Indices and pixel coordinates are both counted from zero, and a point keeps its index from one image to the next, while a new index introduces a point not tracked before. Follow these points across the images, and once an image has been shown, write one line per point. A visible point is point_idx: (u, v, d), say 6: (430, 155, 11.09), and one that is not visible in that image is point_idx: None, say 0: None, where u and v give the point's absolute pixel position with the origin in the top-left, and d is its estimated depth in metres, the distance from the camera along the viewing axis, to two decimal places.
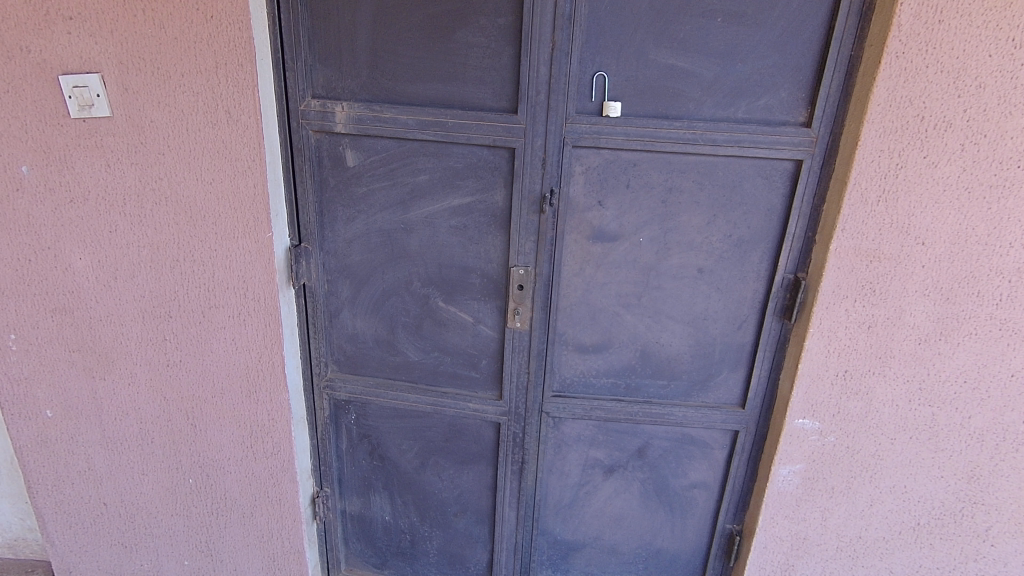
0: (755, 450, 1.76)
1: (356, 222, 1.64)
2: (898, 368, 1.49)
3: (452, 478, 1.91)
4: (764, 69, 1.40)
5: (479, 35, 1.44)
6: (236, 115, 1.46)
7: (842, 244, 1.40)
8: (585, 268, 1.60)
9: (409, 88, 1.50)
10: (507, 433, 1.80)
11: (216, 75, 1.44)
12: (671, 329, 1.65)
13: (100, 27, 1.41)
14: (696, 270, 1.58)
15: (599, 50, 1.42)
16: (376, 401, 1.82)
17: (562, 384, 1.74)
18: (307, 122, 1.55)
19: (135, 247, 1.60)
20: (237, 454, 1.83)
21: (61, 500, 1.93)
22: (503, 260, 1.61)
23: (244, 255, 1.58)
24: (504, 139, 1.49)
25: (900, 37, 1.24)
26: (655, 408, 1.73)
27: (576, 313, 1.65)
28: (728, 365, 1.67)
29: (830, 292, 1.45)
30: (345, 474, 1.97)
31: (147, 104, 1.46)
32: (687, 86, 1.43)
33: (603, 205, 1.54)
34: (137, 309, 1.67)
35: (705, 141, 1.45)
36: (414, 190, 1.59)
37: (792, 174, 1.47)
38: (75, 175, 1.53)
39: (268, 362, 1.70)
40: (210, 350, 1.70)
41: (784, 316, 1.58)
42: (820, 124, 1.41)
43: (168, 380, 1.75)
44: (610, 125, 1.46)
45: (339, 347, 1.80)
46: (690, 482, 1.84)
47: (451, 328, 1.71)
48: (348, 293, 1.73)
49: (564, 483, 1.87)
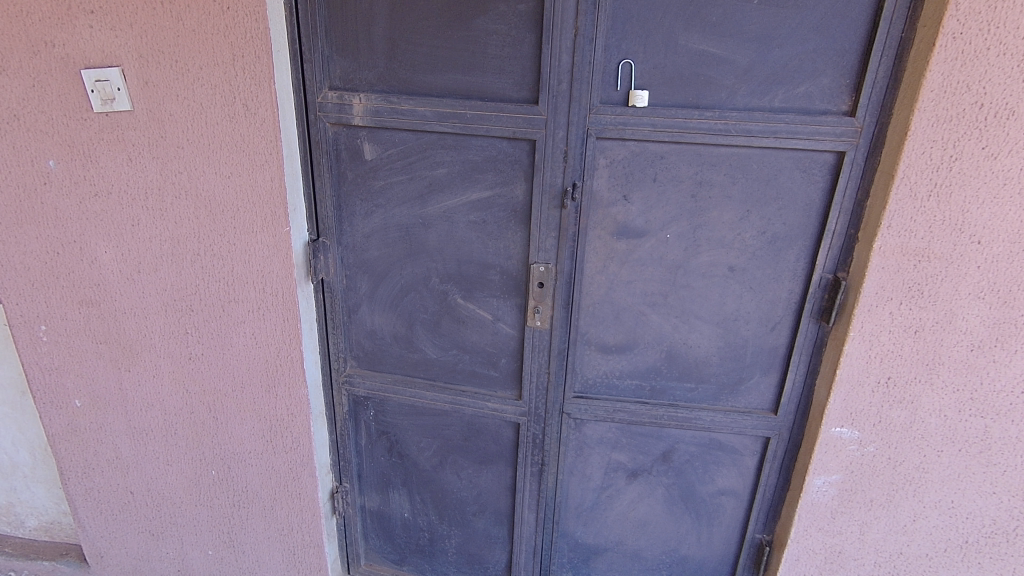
0: (788, 457, 1.67)
1: (374, 216, 1.61)
2: (947, 376, 1.40)
3: (471, 478, 1.87)
4: (803, 54, 1.30)
5: (499, 23, 1.38)
6: (253, 108, 1.44)
7: (886, 243, 1.31)
8: (608, 266, 1.53)
9: (427, 79, 1.46)
10: (527, 434, 1.75)
11: (233, 67, 1.42)
12: (699, 330, 1.57)
13: (120, 20, 1.41)
14: (727, 269, 1.50)
15: (626, 36, 1.34)
16: (394, 399, 1.79)
17: (584, 385, 1.68)
18: (324, 114, 1.52)
19: (157, 241, 1.60)
20: (258, 447, 1.84)
21: (91, 487, 1.97)
22: (524, 258, 1.56)
23: (262, 249, 1.57)
24: (525, 131, 1.43)
25: (957, 16, 1.13)
26: (681, 412, 1.66)
27: (600, 312, 1.59)
28: (760, 369, 1.59)
29: (873, 293, 1.36)
30: (364, 470, 1.96)
31: (166, 97, 1.46)
32: (720, 74, 1.34)
33: (628, 200, 1.47)
34: (160, 303, 1.68)
35: (738, 132, 1.36)
36: (432, 184, 1.55)
37: (833, 167, 1.37)
38: (98, 170, 1.54)
39: (287, 357, 1.70)
40: (230, 344, 1.70)
41: (822, 318, 1.48)
42: (866, 113, 1.30)
43: (191, 372, 1.76)
44: (636, 115, 1.38)
45: (358, 343, 1.78)
46: (718, 489, 1.77)
47: (469, 326, 1.67)
48: (366, 289, 1.70)
49: (585, 486, 1.82)
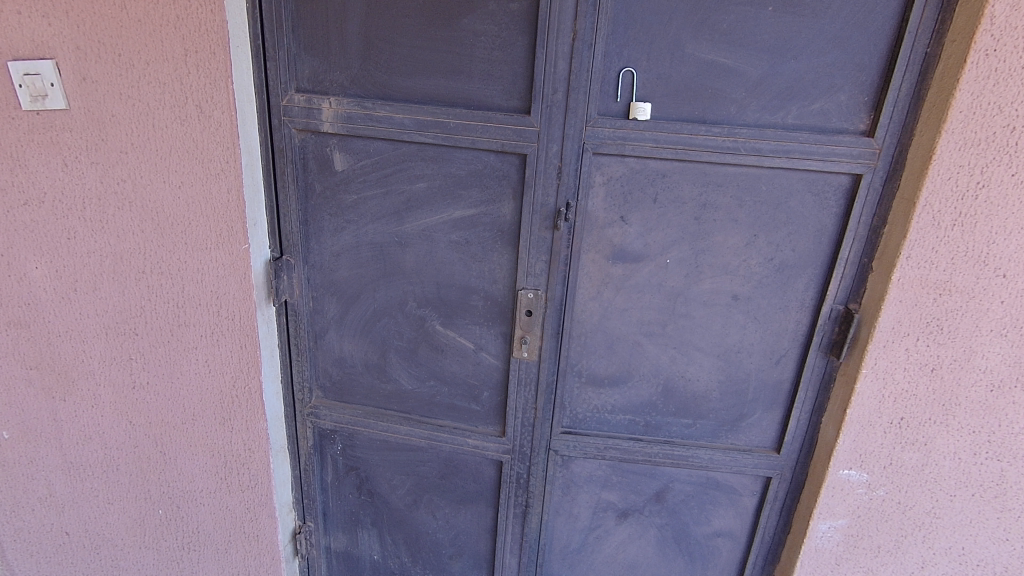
0: (791, 497, 1.56)
1: (345, 233, 1.45)
2: (964, 418, 1.30)
3: (447, 518, 1.71)
4: (820, 68, 1.19)
5: (488, 23, 1.25)
6: (208, 110, 1.28)
7: (905, 274, 1.21)
8: (602, 292, 1.40)
9: (406, 83, 1.31)
10: (510, 473, 1.60)
11: (185, 64, 1.26)
12: (698, 363, 1.45)
13: (54, 6, 1.24)
14: (730, 298, 1.38)
15: (628, 42, 1.22)
16: (364, 432, 1.63)
17: (573, 420, 1.54)
18: (290, 119, 1.36)
19: (96, 256, 1.42)
20: (210, 486, 1.65)
21: (21, 527, 1.75)
22: (511, 282, 1.42)
23: (217, 268, 1.41)
24: (514, 144, 1.30)
25: (992, 32, 1.04)
26: (678, 450, 1.53)
27: (592, 342, 1.46)
28: (762, 405, 1.47)
29: (889, 327, 1.25)
30: (329, 508, 1.78)
31: (107, 96, 1.28)
32: (730, 86, 1.22)
33: (626, 221, 1.34)
34: (100, 326, 1.49)
35: (748, 150, 1.24)
36: (410, 199, 1.40)
37: (848, 191, 1.26)
38: (28, 175, 1.36)
39: (244, 388, 1.53)
40: (180, 372, 1.53)
41: (831, 352, 1.38)
42: (885, 134, 1.20)
43: (135, 403, 1.57)
44: (637, 129, 1.26)
45: (325, 371, 1.61)
46: (713, 531, 1.64)
47: (449, 355, 1.52)
48: (334, 313, 1.53)
49: (572, 527, 1.68)
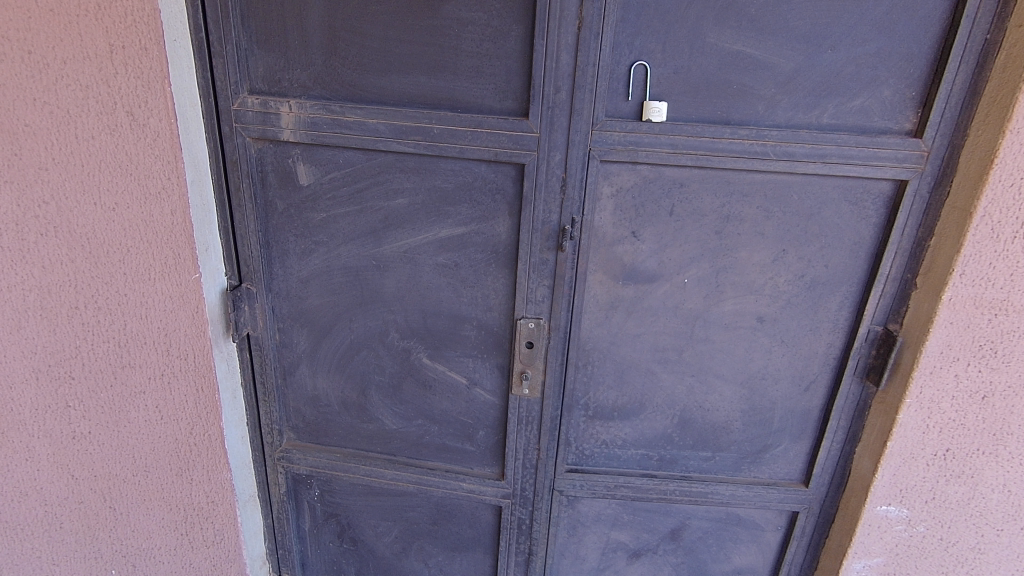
0: (819, 534, 1.41)
1: (314, 256, 1.26)
2: (1017, 447, 1.14)
3: (441, 566, 1.54)
4: (861, 59, 1.03)
5: (476, 10, 1.06)
6: (142, 118, 1.09)
7: (958, 293, 1.06)
8: (612, 317, 1.24)
9: (381, 82, 1.12)
10: (511, 518, 1.43)
11: (110, 63, 1.05)
12: (719, 392, 1.29)
13: None
14: (755, 319, 1.22)
15: (640, 31, 1.04)
16: (344, 478, 1.45)
17: (579, 456, 1.38)
18: (243, 126, 1.17)
19: (19, 290, 1.19)
20: (169, 543, 1.44)
21: None
22: (508, 310, 1.24)
23: (164, 301, 1.21)
24: (509, 152, 1.12)
25: None
26: (696, 486, 1.38)
27: (600, 371, 1.29)
28: (790, 436, 1.33)
29: (937, 352, 1.10)
30: (309, 558, 1.60)
31: (17, 101, 1.06)
32: (757, 81, 1.06)
33: (638, 237, 1.17)
34: (28, 370, 1.26)
35: (779, 156, 1.08)
36: (389, 216, 1.21)
37: (890, 199, 1.11)
38: None
39: (203, 435, 1.33)
40: (127, 420, 1.32)
41: (867, 378, 1.23)
42: (935, 134, 1.05)
43: (77, 454, 1.34)
44: (651, 132, 1.09)
45: (297, 411, 1.42)
46: (733, 568, 1.50)
47: (438, 391, 1.34)
48: (305, 346, 1.34)
49: (579, 569, 1.52)
